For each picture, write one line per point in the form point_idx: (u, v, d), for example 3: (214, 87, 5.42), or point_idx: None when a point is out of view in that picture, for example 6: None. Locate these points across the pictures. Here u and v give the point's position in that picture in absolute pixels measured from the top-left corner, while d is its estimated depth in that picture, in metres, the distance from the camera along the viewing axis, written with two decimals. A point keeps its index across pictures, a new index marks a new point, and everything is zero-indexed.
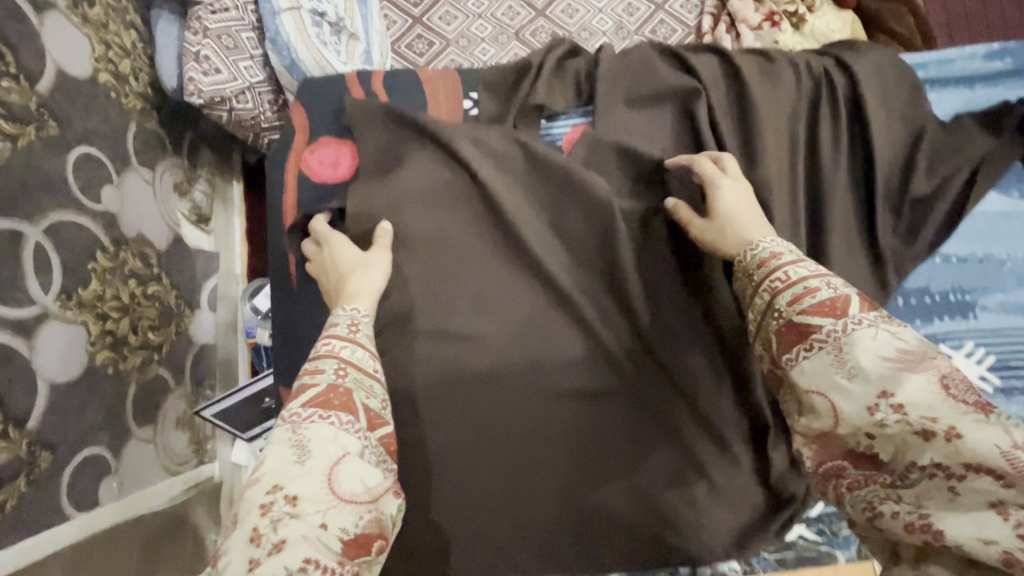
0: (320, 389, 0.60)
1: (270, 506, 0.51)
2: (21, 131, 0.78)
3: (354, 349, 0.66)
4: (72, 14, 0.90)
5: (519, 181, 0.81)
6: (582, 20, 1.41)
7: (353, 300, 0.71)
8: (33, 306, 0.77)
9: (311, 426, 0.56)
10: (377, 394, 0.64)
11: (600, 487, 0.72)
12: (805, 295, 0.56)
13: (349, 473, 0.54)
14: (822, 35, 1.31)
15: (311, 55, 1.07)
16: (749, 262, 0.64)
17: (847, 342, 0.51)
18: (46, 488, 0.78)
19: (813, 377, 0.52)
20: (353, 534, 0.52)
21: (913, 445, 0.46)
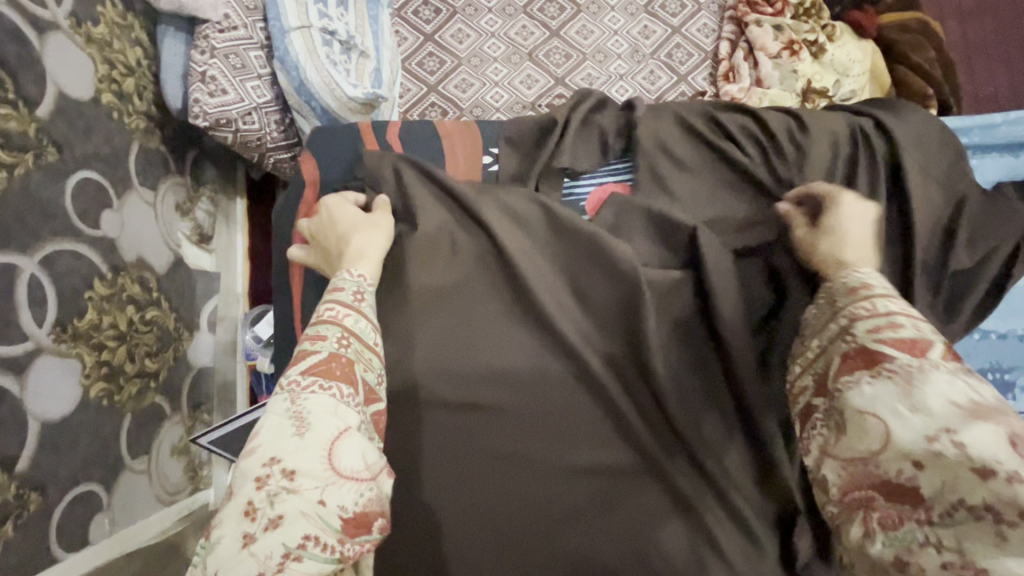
0: (323, 356, 0.54)
1: (266, 479, 0.47)
2: (19, 159, 0.75)
3: (357, 319, 0.59)
4: (75, 34, 0.87)
5: (534, 224, 0.74)
6: (596, 42, 1.37)
7: (356, 264, 0.65)
8: (26, 342, 0.74)
9: (311, 396, 0.51)
10: (375, 367, 0.59)
11: (620, 503, 0.62)
12: (887, 326, 0.47)
13: (353, 448, 0.49)
14: (841, 65, 1.25)
15: (319, 75, 1.04)
16: (835, 288, 0.55)
17: (918, 376, 0.44)
18: (34, 530, 0.75)
19: (871, 399, 0.45)
20: (353, 513, 0.48)
21: (961, 482, 0.40)
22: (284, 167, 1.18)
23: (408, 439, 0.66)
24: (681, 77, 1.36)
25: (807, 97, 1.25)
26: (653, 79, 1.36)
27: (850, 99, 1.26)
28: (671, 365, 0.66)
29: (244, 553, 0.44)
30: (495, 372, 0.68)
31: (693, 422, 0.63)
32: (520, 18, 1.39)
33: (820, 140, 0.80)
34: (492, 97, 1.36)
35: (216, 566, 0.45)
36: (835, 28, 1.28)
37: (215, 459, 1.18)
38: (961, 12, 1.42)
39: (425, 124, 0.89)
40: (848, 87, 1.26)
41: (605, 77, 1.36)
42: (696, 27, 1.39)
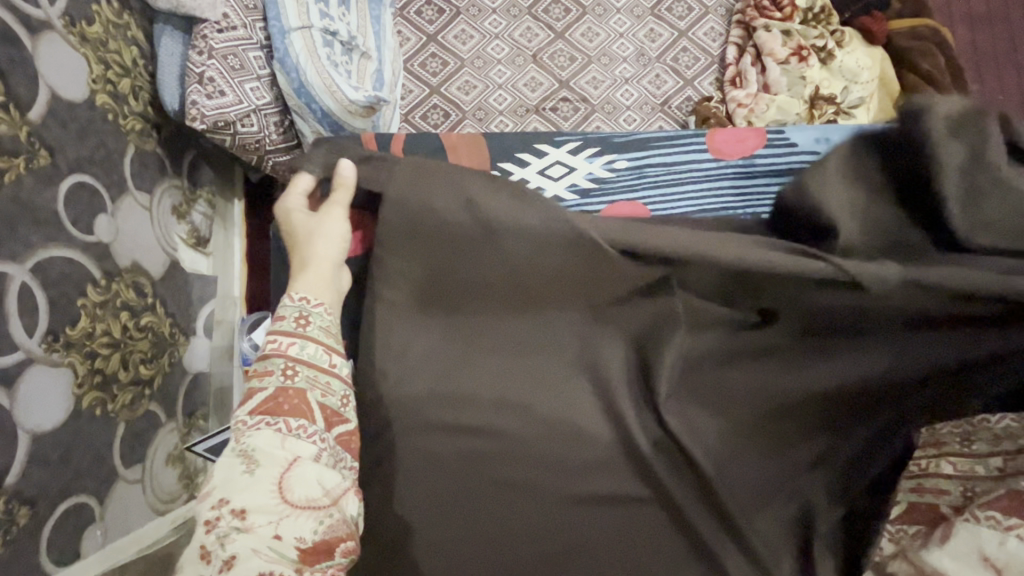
0: (268, 395, 0.58)
1: (216, 522, 0.52)
2: (10, 164, 0.73)
3: (303, 345, 0.62)
4: (69, 34, 0.85)
5: (536, 235, 0.66)
6: (602, 44, 1.35)
7: (296, 286, 0.68)
8: (16, 352, 0.72)
9: (256, 435, 0.56)
10: (334, 390, 0.62)
11: (611, 517, 0.63)
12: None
13: (303, 479, 0.55)
14: (850, 72, 1.23)
15: (320, 78, 1.01)
16: None
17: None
18: (24, 545, 0.73)
19: (1008, 555, 0.44)
20: (312, 541, 0.53)
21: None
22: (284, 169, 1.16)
23: (414, 464, 0.66)
24: (687, 81, 1.34)
25: (814, 104, 1.23)
26: (659, 83, 1.34)
27: (858, 106, 1.24)
28: (683, 394, 0.65)
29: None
30: (505, 398, 0.68)
31: (712, 451, 0.63)
32: (525, 20, 1.36)
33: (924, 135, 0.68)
34: (495, 100, 1.34)
35: None
36: (844, 34, 1.26)
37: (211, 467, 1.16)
38: (971, 18, 1.41)
39: (430, 135, 0.87)
40: (856, 94, 1.23)
41: (609, 81, 1.34)
42: (703, 30, 1.36)
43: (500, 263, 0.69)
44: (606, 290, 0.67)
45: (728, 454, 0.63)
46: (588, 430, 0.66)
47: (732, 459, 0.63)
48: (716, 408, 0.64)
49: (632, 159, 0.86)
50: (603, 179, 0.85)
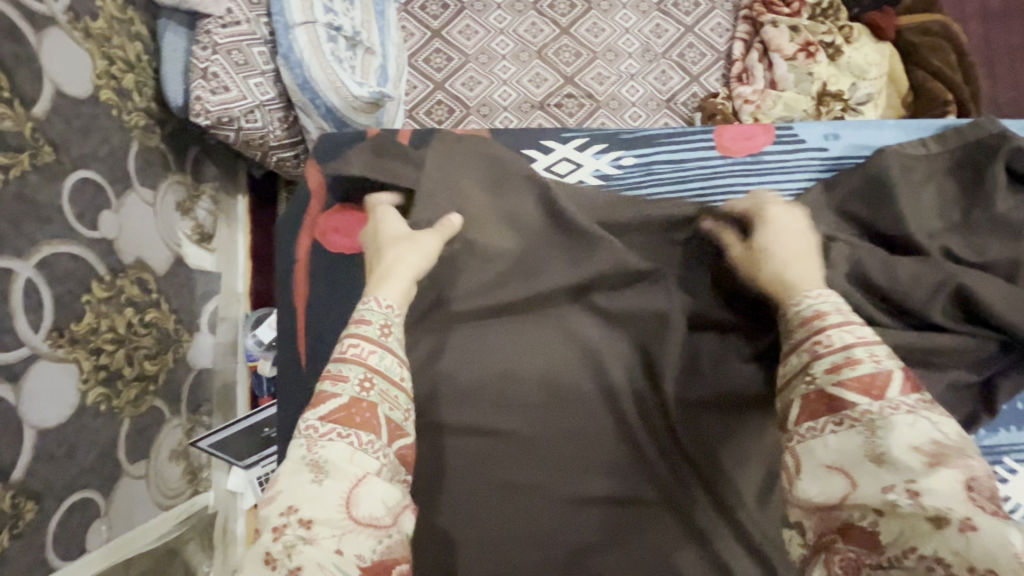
0: (342, 403, 0.54)
1: (283, 530, 0.48)
2: (15, 160, 0.73)
3: (382, 356, 0.58)
4: (73, 29, 0.85)
5: (540, 237, 0.74)
6: (607, 40, 1.34)
7: (383, 291, 0.64)
8: (21, 349, 0.73)
9: (327, 444, 0.52)
10: (401, 405, 0.58)
11: (618, 506, 0.63)
12: (846, 364, 0.51)
13: (371, 495, 0.50)
14: (858, 68, 1.21)
15: (325, 73, 1.01)
16: (790, 316, 0.58)
17: (880, 425, 0.47)
18: (29, 540, 0.74)
19: (835, 453, 0.49)
20: (371, 562, 0.48)
21: (919, 533, 0.42)
22: (288, 164, 1.16)
23: (418, 465, 0.65)
24: (694, 77, 1.33)
25: (821, 100, 1.21)
26: (665, 79, 1.33)
27: (866, 103, 1.21)
28: (682, 392, 0.66)
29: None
30: (509, 398, 0.68)
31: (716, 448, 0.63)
32: (530, 15, 1.35)
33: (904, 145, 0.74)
34: (499, 96, 1.33)
35: None
36: (852, 30, 1.24)
37: (215, 462, 1.17)
38: (983, 13, 1.39)
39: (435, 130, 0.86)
40: (864, 90, 1.21)
41: (615, 77, 1.33)
42: (710, 26, 1.35)
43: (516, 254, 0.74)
44: (601, 284, 0.72)
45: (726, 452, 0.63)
46: (594, 431, 0.66)
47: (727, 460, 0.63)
48: (713, 407, 0.65)
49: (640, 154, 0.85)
50: (609, 176, 0.85)
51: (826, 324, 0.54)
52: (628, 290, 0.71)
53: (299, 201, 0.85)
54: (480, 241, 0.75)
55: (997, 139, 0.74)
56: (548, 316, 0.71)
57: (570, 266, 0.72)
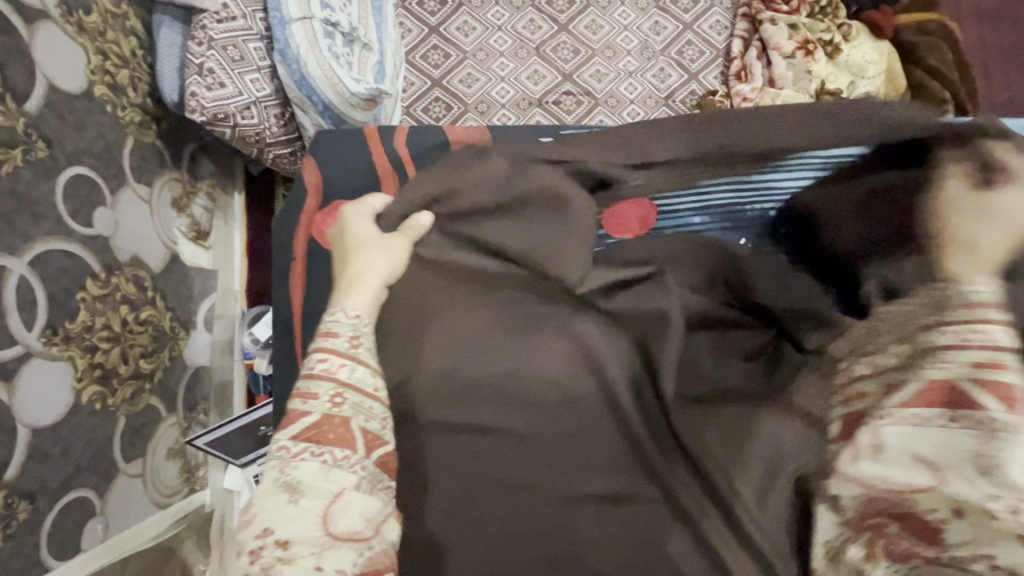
0: (314, 422, 0.58)
1: (260, 551, 0.52)
2: (7, 156, 0.72)
3: (353, 368, 0.62)
4: (66, 23, 0.84)
5: (537, 230, 0.73)
6: (606, 37, 1.33)
7: (349, 302, 0.68)
8: (14, 347, 0.72)
9: (301, 464, 0.56)
10: (377, 415, 0.62)
11: (617, 506, 0.63)
12: (992, 364, 0.44)
13: (347, 511, 0.54)
14: (857, 66, 1.22)
15: (321, 70, 1.00)
16: (948, 292, 0.49)
17: (1005, 437, 0.42)
18: (24, 540, 0.73)
19: (938, 449, 0.44)
20: (353, 573, 0.52)
21: (991, 539, 0.42)
22: (284, 161, 1.15)
23: (417, 462, 0.66)
24: (692, 75, 1.33)
25: (819, 98, 1.21)
26: (663, 76, 1.32)
27: (864, 101, 1.23)
28: (683, 388, 0.66)
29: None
30: (509, 395, 0.67)
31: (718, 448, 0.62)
32: (528, 11, 1.34)
33: None
34: (497, 93, 1.33)
35: None
36: (851, 28, 1.23)
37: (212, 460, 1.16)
38: (980, 12, 1.39)
39: (435, 129, 0.86)
40: (862, 88, 1.22)
41: (613, 74, 1.33)
42: (708, 24, 1.35)
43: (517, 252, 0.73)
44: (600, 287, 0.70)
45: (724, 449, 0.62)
46: (592, 430, 0.65)
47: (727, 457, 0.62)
48: (718, 400, 0.65)
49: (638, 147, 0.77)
50: None
51: (990, 312, 0.46)
52: (628, 288, 0.71)
53: (295, 198, 0.84)
54: (485, 236, 0.74)
55: None
56: (549, 311, 0.71)
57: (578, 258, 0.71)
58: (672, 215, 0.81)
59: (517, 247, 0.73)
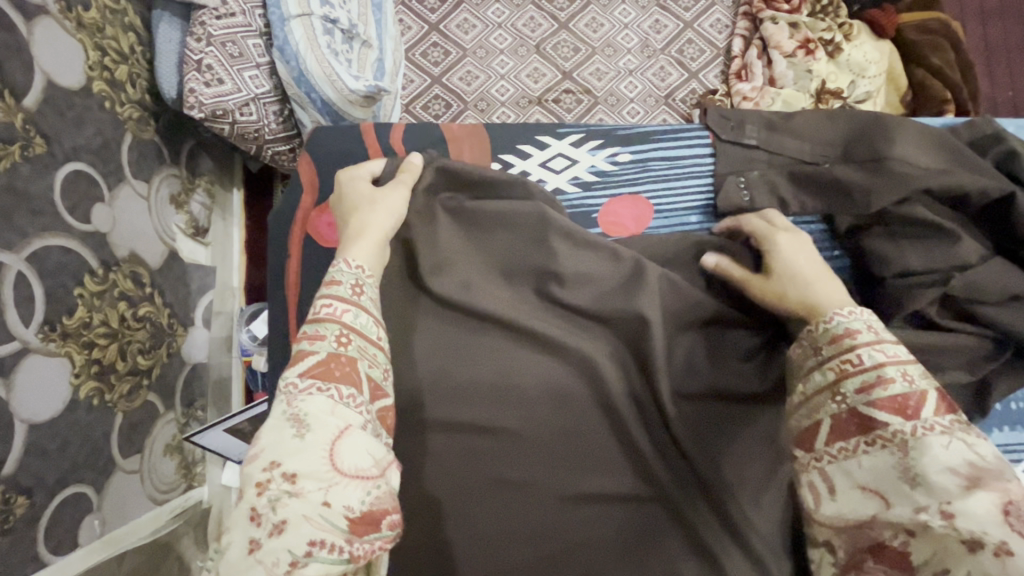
0: (320, 358, 0.55)
1: (267, 485, 0.47)
2: (5, 152, 0.72)
3: (357, 314, 0.60)
4: (65, 19, 0.84)
5: (534, 227, 0.73)
6: (606, 35, 1.33)
7: (353, 253, 0.65)
8: (12, 343, 0.72)
9: (308, 398, 0.52)
10: (380, 362, 0.60)
11: (608, 504, 0.63)
12: (876, 385, 0.51)
13: (354, 447, 0.51)
14: (858, 65, 1.21)
15: (320, 66, 1.00)
16: (817, 332, 0.58)
17: (914, 446, 0.48)
18: (21, 536, 0.73)
19: (868, 475, 0.50)
20: (360, 512, 0.48)
21: (953, 555, 0.43)
22: (283, 158, 1.15)
23: (423, 459, 0.66)
24: (692, 74, 1.33)
25: (819, 98, 1.21)
26: (663, 75, 1.32)
27: (864, 101, 1.22)
28: (678, 387, 0.66)
29: (250, 559, 0.44)
30: (502, 396, 0.67)
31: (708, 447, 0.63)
32: (528, 9, 1.34)
33: (915, 144, 0.72)
34: (497, 91, 1.32)
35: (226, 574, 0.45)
36: (852, 27, 1.23)
37: (209, 456, 1.16)
38: (982, 12, 1.38)
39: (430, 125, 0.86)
40: (863, 88, 1.21)
41: (614, 72, 1.32)
42: (709, 22, 1.34)
43: (514, 253, 0.73)
44: (595, 288, 0.70)
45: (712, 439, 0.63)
46: (587, 429, 0.66)
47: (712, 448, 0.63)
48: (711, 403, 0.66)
49: None
50: (605, 172, 0.84)
51: (856, 344, 0.54)
52: (621, 286, 0.70)
53: (289, 196, 0.84)
54: (492, 232, 0.74)
55: (991, 140, 0.74)
56: (543, 313, 0.71)
57: (577, 257, 0.72)
58: (669, 215, 0.82)
59: (512, 245, 0.74)
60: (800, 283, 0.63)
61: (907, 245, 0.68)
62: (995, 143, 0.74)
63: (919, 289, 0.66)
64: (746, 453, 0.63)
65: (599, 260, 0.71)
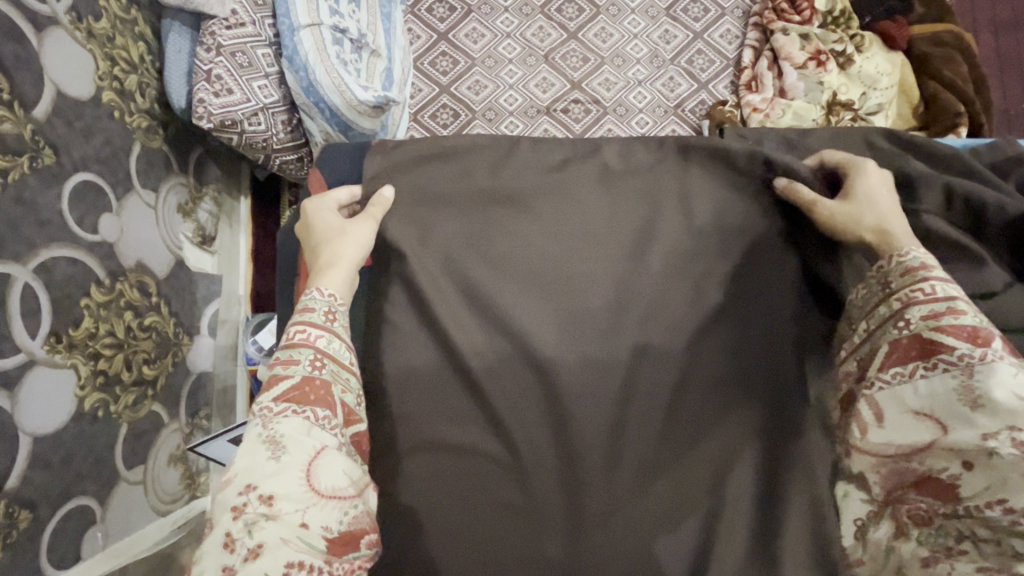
0: (294, 382, 0.54)
1: (243, 509, 0.47)
2: (14, 163, 0.72)
3: (330, 340, 0.59)
4: (76, 29, 0.84)
5: (544, 207, 0.73)
6: (615, 45, 1.33)
7: (326, 280, 0.63)
8: (18, 355, 0.72)
9: (284, 422, 0.51)
10: (353, 387, 0.59)
11: (614, 523, 0.62)
12: (946, 313, 0.51)
13: (331, 468, 0.51)
14: (869, 77, 1.19)
15: (329, 76, 0.99)
16: (889, 267, 0.58)
17: (980, 369, 0.47)
18: (23, 550, 0.73)
19: (926, 400, 0.50)
20: (338, 532, 0.49)
21: (1017, 485, 0.44)
22: (291, 167, 1.15)
23: (415, 479, 0.64)
24: (701, 84, 1.32)
25: (830, 110, 1.19)
26: (673, 85, 1.31)
27: (875, 113, 1.20)
28: (682, 377, 0.66)
29: None
30: (499, 413, 0.65)
31: (700, 462, 0.63)
32: (537, 19, 1.34)
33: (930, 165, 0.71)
34: (506, 100, 1.32)
35: None
36: (864, 38, 1.21)
37: (213, 466, 1.15)
38: (994, 25, 1.37)
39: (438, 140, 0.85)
40: (875, 100, 1.19)
41: (623, 82, 1.32)
42: (719, 33, 1.34)
43: (522, 235, 0.71)
44: (599, 281, 0.69)
45: (723, 448, 0.63)
46: (589, 444, 0.64)
47: (724, 459, 0.63)
48: (709, 402, 0.65)
49: (653, 167, 0.75)
50: None
51: (928, 276, 0.55)
52: (625, 291, 0.69)
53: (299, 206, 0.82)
54: (501, 210, 0.73)
55: (1013, 162, 0.73)
56: (553, 297, 0.69)
57: (587, 248, 0.71)
58: None
59: (522, 227, 0.72)
60: (874, 212, 0.63)
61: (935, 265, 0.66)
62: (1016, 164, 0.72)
63: None
64: (734, 462, 0.63)
65: (608, 254, 0.70)
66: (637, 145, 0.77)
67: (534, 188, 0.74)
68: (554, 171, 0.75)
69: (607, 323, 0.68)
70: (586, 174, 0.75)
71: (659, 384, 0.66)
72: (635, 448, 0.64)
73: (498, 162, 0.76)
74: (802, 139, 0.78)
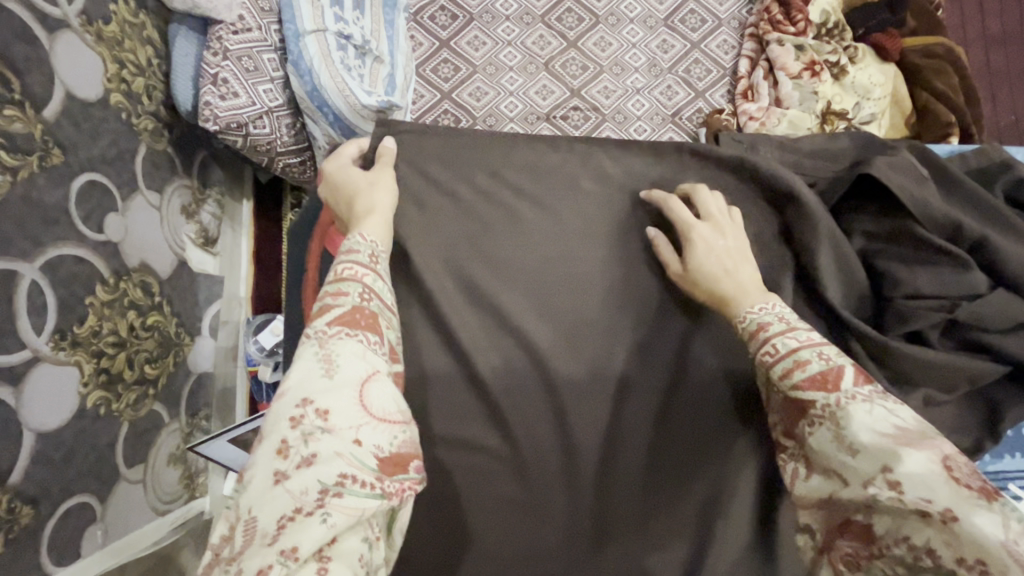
0: (346, 309, 0.53)
1: (300, 419, 0.45)
2: (23, 162, 0.73)
3: (376, 279, 0.58)
4: (85, 32, 0.85)
5: (544, 211, 0.74)
6: (614, 54, 1.35)
7: (367, 227, 0.63)
8: (23, 351, 0.72)
9: (338, 342, 0.50)
10: (393, 328, 0.59)
11: (616, 518, 0.63)
12: (796, 368, 0.52)
13: (382, 392, 0.49)
14: (862, 88, 1.21)
15: (334, 82, 1.01)
16: (740, 329, 0.59)
17: (842, 417, 0.48)
18: (25, 546, 0.73)
19: (820, 452, 0.50)
20: (388, 452, 0.47)
21: (911, 524, 0.43)
22: (294, 170, 1.16)
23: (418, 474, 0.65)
24: (699, 93, 1.34)
25: (825, 118, 1.22)
26: (671, 94, 1.34)
27: (869, 122, 1.23)
28: (680, 377, 0.67)
29: (278, 489, 0.43)
30: (502, 409, 0.66)
31: (698, 461, 0.65)
32: (538, 27, 1.36)
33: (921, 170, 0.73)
34: (506, 107, 1.34)
35: (248, 505, 0.43)
36: (857, 50, 1.24)
37: (212, 467, 1.16)
38: (985, 38, 1.41)
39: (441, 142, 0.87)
40: (868, 110, 1.22)
41: (621, 90, 1.34)
42: (716, 43, 1.36)
43: (523, 237, 0.73)
44: (600, 281, 0.71)
45: (721, 445, 0.65)
46: (586, 443, 0.65)
47: (723, 455, 0.64)
48: (706, 402, 0.66)
49: (649, 172, 0.77)
50: None
51: (768, 335, 0.56)
52: (624, 292, 0.70)
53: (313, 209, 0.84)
54: (507, 210, 0.74)
55: (1000, 167, 0.75)
56: (556, 299, 0.70)
57: (590, 249, 0.72)
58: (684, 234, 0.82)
59: (522, 228, 0.73)
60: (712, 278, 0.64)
61: (920, 266, 0.67)
62: (1004, 172, 0.74)
63: (923, 309, 0.66)
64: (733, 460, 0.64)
65: (607, 256, 0.72)
66: (636, 149, 0.79)
67: (534, 193, 0.75)
68: (555, 175, 0.77)
69: (608, 323, 0.69)
70: (587, 178, 0.76)
71: (658, 384, 0.67)
72: (633, 446, 0.65)
73: (501, 165, 0.77)
74: (795, 145, 0.80)
